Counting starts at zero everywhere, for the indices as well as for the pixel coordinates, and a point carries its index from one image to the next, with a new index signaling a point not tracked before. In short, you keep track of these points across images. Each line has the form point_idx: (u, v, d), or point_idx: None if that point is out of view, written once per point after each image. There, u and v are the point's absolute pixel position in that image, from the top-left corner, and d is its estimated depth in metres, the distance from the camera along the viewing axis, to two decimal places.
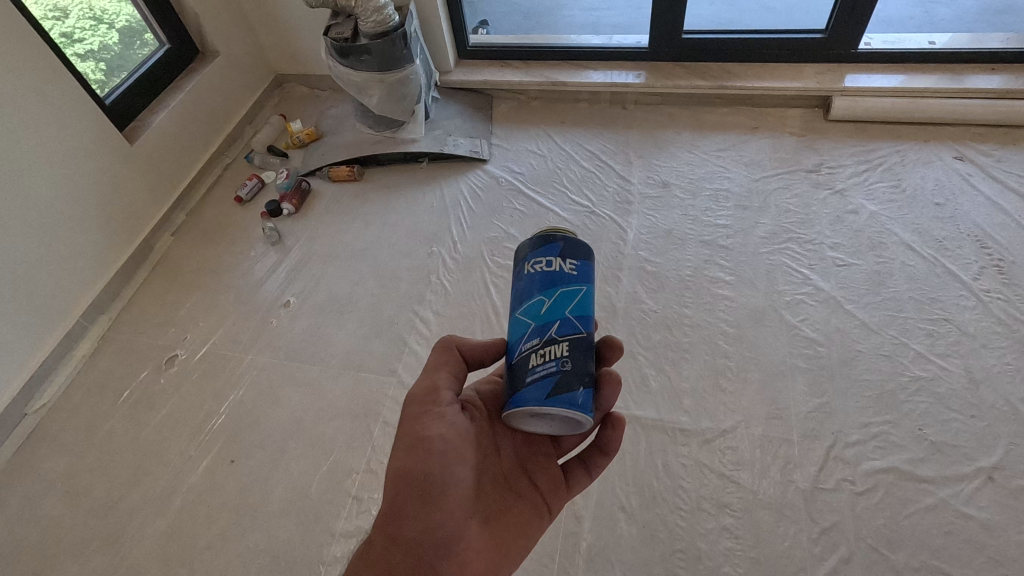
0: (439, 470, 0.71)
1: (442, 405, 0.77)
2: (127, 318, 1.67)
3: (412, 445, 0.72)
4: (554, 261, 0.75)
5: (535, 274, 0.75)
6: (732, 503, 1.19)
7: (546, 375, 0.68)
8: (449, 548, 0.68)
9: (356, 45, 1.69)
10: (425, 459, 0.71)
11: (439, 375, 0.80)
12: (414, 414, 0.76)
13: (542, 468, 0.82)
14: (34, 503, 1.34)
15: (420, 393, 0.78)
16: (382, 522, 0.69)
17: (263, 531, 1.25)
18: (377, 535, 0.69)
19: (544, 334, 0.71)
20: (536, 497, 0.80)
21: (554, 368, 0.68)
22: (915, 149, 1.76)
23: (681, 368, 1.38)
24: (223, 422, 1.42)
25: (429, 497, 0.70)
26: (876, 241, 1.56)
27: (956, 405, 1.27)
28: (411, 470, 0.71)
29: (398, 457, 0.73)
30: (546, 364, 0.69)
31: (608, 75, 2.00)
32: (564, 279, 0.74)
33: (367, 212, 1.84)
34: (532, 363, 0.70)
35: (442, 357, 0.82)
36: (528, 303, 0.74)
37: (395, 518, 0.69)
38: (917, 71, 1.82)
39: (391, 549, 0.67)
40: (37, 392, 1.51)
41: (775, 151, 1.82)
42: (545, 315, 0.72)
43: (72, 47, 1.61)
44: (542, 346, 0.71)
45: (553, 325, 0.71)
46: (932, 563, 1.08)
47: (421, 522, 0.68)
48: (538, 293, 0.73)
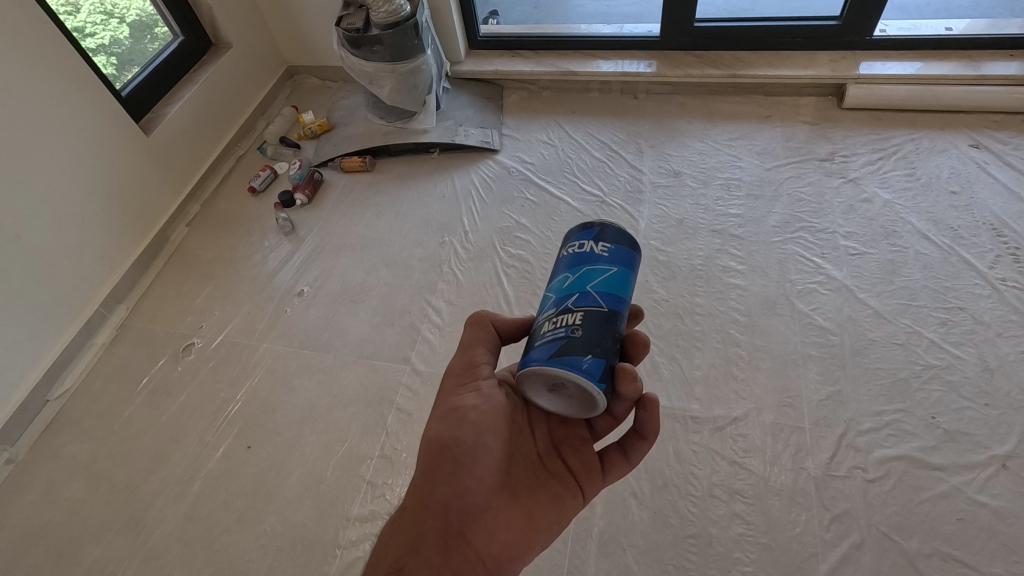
0: (471, 438, 0.75)
1: (478, 379, 0.80)
2: (145, 307, 1.70)
3: (447, 414, 0.77)
4: (588, 244, 0.77)
5: (567, 255, 0.78)
6: (743, 490, 1.19)
7: (553, 340, 0.70)
8: (475, 514, 0.72)
9: (367, 35, 1.69)
10: (459, 426, 0.76)
11: (476, 350, 0.82)
12: (451, 386, 0.80)
13: (576, 451, 0.82)
14: (58, 486, 1.37)
15: (458, 367, 0.81)
16: (416, 486, 0.74)
17: (280, 515, 1.28)
18: (411, 499, 0.73)
19: (562, 305, 0.73)
20: (569, 477, 0.80)
21: (562, 334, 0.70)
22: (931, 137, 1.75)
23: (693, 357, 1.38)
24: (240, 409, 1.45)
25: (459, 463, 0.74)
26: (890, 230, 1.55)
27: (970, 393, 1.26)
28: (444, 436, 0.75)
29: (433, 424, 0.77)
30: (555, 329, 0.71)
31: (619, 64, 1.99)
32: (594, 259, 0.75)
33: (379, 202, 1.86)
34: (544, 329, 0.73)
35: (477, 333, 0.84)
36: (556, 280, 0.77)
37: (426, 482, 0.73)
38: (933, 58, 1.79)
39: (422, 512, 0.71)
40: (58, 378, 1.54)
41: (788, 139, 1.81)
42: (566, 289, 0.74)
43: (85, 41, 1.63)
44: (556, 315, 0.73)
45: (571, 297, 0.73)
46: (945, 550, 1.09)
47: (451, 487, 0.72)
48: (567, 271, 0.76)
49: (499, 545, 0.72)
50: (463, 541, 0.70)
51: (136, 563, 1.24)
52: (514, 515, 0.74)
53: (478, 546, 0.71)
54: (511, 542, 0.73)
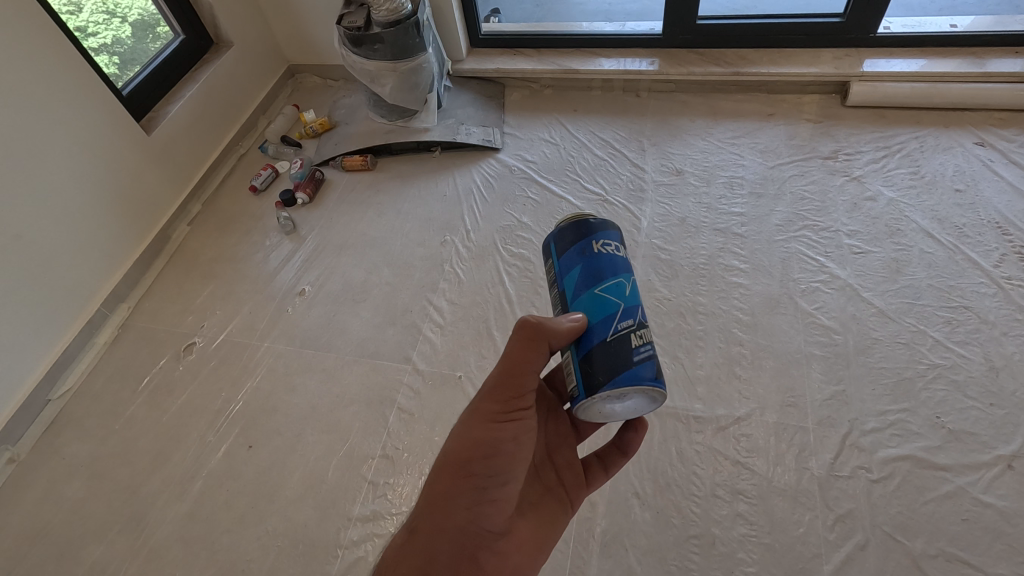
0: (500, 469, 0.73)
1: (519, 406, 0.76)
2: (146, 306, 1.70)
3: (480, 442, 0.73)
4: (619, 249, 0.76)
5: (609, 258, 0.75)
6: (746, 490, 1.19)
7: (650, 355, 0.70)
8: (492, 541, 0.72)
9: (368, 33, 1.69)
10: (492, 457, 0.73)
11: (529, 378, 0.76)
12: (489, 410, 0.75)
13: (569, 464, 0.86)
14: (59, 486, 1.37)
15: (499, 390, 0.76)
16: (432, 506, 0.71)
17: (282, 515, 1.27)
18: (423, 518, 0.71)
19: (636, 317, 0.72)
20: (562, 491, 0.84)
21: (653, 350, 0.71)
22: (935, 135, 1.73)
23: (696, 356, 1.38)
24: (241, 408, 1.44)
25: (483, 491, 0.72)
26: (894, 228, 1.54)
27: (975, 393, 1.25)
28: (474, 464, 0.73)
29: (461, 448, 0.74)
30: (647, 344, 0.70)
31: (621, 62, 1.98)
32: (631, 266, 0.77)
33: (380, 201, 1.85)
34: (634, 343, 0.69)
35: (529, 356, 0.74)
36: (609, 284, 0.73)
37: (444, 504, 0.71)
38: (938, 55, 1.78)
39: (437, 534, 0.70)
40: (60, 378, 1.54)
41: (792, 137, 1.80)
42: (630, 296, 0.73)
43: (87, 40, 1.63)
44: (638, 328, 0.71)
45: (641, 308, 0.73)
46: (950, 551, 1.08)
47: (470, 514, 0.71)
48: (620, 274, 0.74)
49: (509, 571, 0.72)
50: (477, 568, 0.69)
51: (137, 563, 1.24)
52: (523, 538, 0.75)
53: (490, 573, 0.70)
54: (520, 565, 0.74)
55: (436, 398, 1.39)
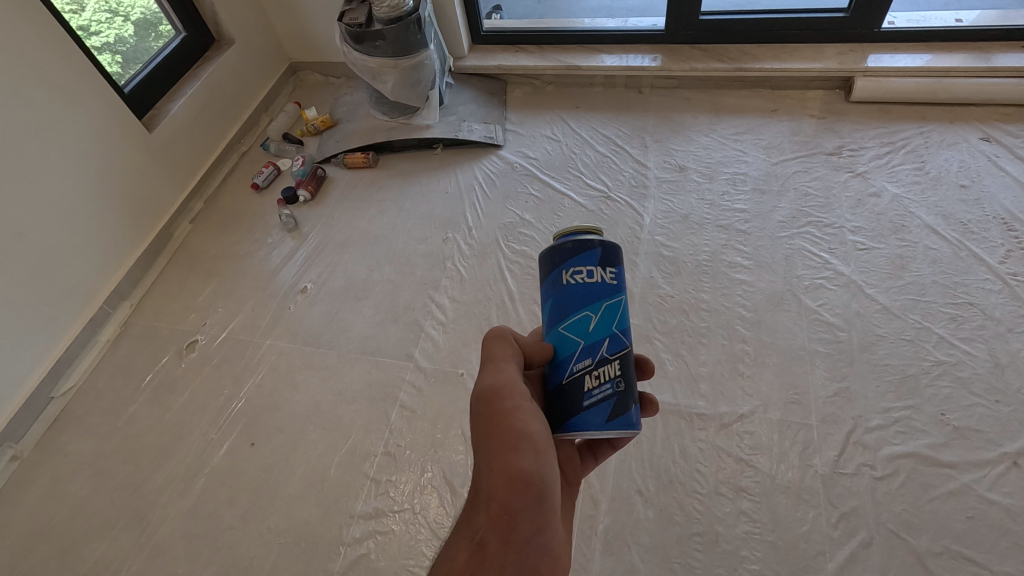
0: (548, 468, 0.65)
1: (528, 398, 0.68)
2: (148, 304, 1.71)
3: (516, 444, 0.64)
4: (594, 271, 0.71)
5: (577, 286, 0.71)
6: (750, 487, 1.18)
7: (603, 399, 0.67)
8: (552, 548, 0.66)
9: (370, 30, 1.68)
10: (535, 458, 0.64)
11: (509, 368, 0.70)
12: (507, 410, 0.66)
13: (569, 460, 0.81)
14: (63, 483, 1.37)
15: (503, 389, 0.67)
16: (493, 525, 0.63)
17: (283, 512, 1.27)
18: (490, 536, 0.63)
19: (595, 354, 0.69)
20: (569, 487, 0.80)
21: (610, 392, 0.67)
22: (940, 130, 1.72)
23: (699, 353, 1.37)
24: (243, 405, 1.45)
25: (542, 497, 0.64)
26: (899, 224, 1.53)
27: (980, 390, 1.24)
28: (525, 471, 0.63)
29: (502, 455, 0.64)
30: (601, 386, 0.68)
31: (624, 58, 1.97)
32: (608, 290, 0.71)
33: (382, 198, 1.85)
34: (587, 386, 0.68)
35: (504, 349, 0.71)
36: (573, 319, 0.71)
37: (508, 520, 0.63)
38: (943, 50, 1.77)
39: (505, 552, 0.62)
40: (63, 376, 1.55)
41: (795, 133, 1.79)
42: (593, 332, 0.70)
43: (89, 39, 1.63)
44: (595, 367, 0.68)
45: (603, 343, 0.69)
46: (955, 549, 1.07)
47: (534, 523, 0.64)
48: (586, 308, 0.70)
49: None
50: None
51: (140, 560, 1.24)
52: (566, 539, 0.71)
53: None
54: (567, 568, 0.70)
55: (439, 395, 1.39)
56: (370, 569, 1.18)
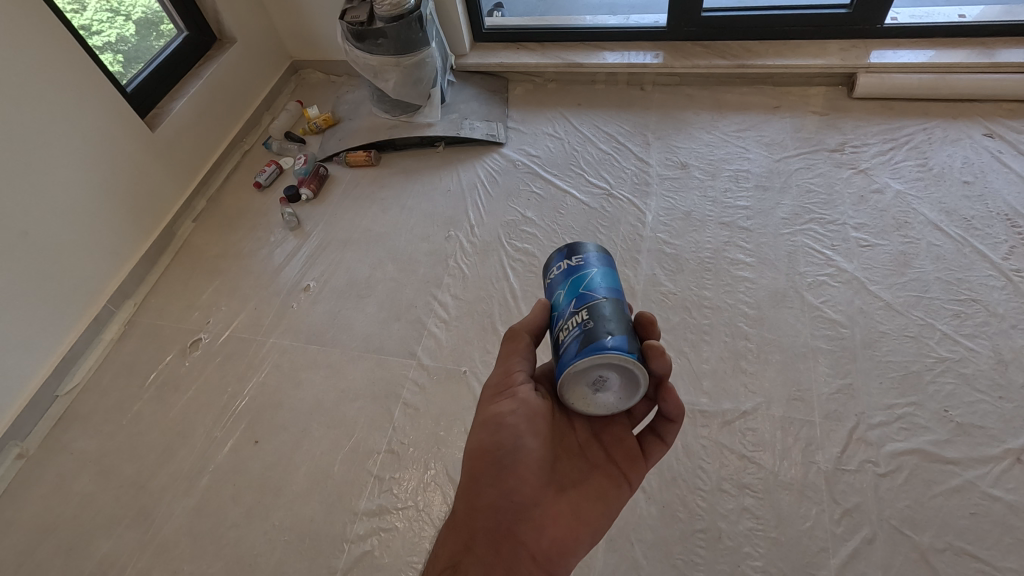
0: (511, 442, 0.75)
1: (515, 385, 0.78)
2: (152, 302, 1.71)
3: (485, 423, 0.76)
4: (560, 260, 0.80)
5: (549, 278, 0.80)
6: (753, 484, 1.18)
7: (573, 340, 0.70)
8: (523, 514, 0.74)
9: (371, 28, 1.68)
10: (495, 433, 0.75)
11: (511, 361, 0.80)
12: (490, 397, 0.79)
13: (617, 439, 0.82)
14: (68, 480, 1.38)
15: (495, 381, 0.80)
16: (462, 493, 0.76)
17: (288, 509, 1.28)
18: (460, 503, 0.76)
19: (565, 314, 0.74)
20: (610, 466, 0.81)
21: (577, 332, 0.70)
22: (943, 126, 1.72)
23: (701, 350, 1.37)
24: (247, 404, 1.45)
25: (503, 467, 0.74)
26: (902, 221, 1.53)
27: (983, 386, 1.24)
28: (486, 445, 0.75)
29: (473, 434, 0.77)
30: (570, 332, 0.71)
31: (626, 55, 1.97)
32: (573, 267, 0.77)
33: (384, 196, 1.85)
34: (561, 340, 0.73)
35: (510, 345, 0.81)
36: (552, 300, 0.78)
37: (472, 488, 0.75)
38: (947, 46, 1.76)
39: (472, 515, 0.74)
40: (68, 374, 1.55)
41: (798, 130, 1.78)
42: (562, 300, 0.76)
43: (91, 39, 1.63)
44: (566, 323, 0.73)
45: (571, 302, 0.74)
46: (958, 545, 1.07)
47: (497, 491, 0.74)
48: (556, 287, 0.78)
49: (547, 541, 0.74)
50: (514, 541, 0.72)
51: (145, 557, 1.25)
52: (562, 510, 0.76)
53: (529, 544, 0.73)
54: (560, 537, 0.75)
55: (441, 393, 1.39)
56: (374, 565, 1.18)
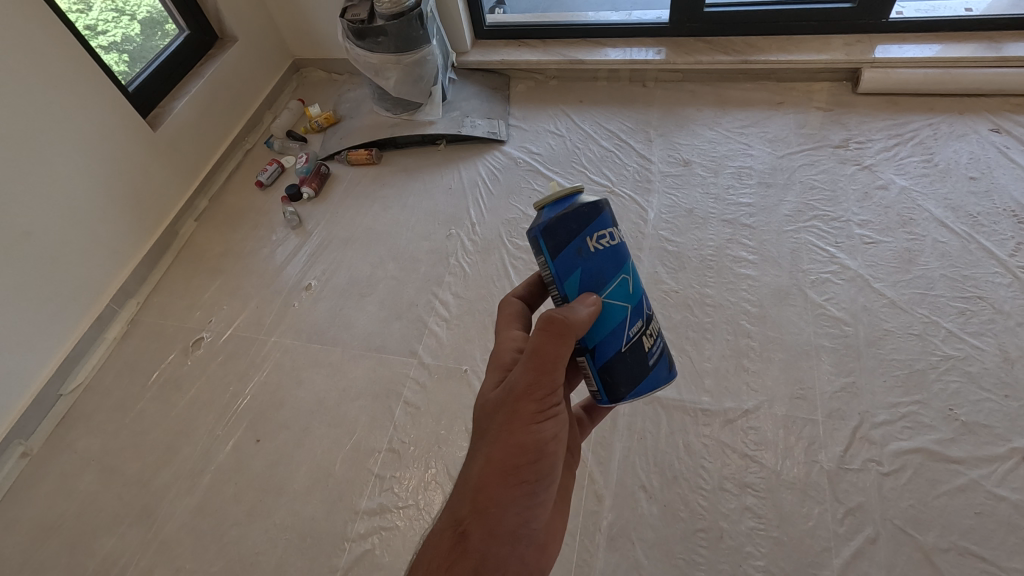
0: (547, 470, 0.72)
1: (555, 403, 0.73)
2: (155, 302, 1.72)
3: (526, 448, 0.71)
4: (612, 233, 0.73)
5: (605, 251, 0.71)
6: (755, 483, 1.17)
7: (660, 351, 0.80)
8: (535, 540, 0.72)
9: (372, 26, 1.68)
10: (535, 460, 0.71)
11: (558, 372, 0.72)
12: (531, 412, 0.71)
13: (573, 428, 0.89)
14: (72, 479, 1.39)
15: (537, 390, 0.71)
16: (479, 517, 0.68)
17: (289, 508, 1.28)
18: (474, 525, 0.68)
19: (642, 315, 0.77)
20: (571, 459, 0.88)
21: (660, 343, 0.80)
22: (949, 122, 1.70)
23: (703, 348, 1.36)
24: (248, 403, 1.45)
25: (533, 496, 0.71)
26: (906, 218, 1.51)
27: (989, 384, 1.23)
28: (520, 469, 0.70)
29: (505, 455, 0.70)
30: (654, 341, 0.79)
31: (628, 52, 1.95)
32: (624, 249, 0.74)
33: (385, 195, 1.85)
34: (647, 346, 0.77)
35: (560, 352, 0.70)
36: (613, 286, 0.73)
37: (495, 514, 0.69)
38: (953, 40, 1.74)
39: (489, 541, 0.68)
40: (71, 373, 1.56)
41: (801, 126, 1.77)
42: (633, 294, 0.75)
43: (96, 39, 1.64)
44: (645, 326, 0.77)
45: (644, 303, 0.77)
46: (962, 545, 1.06)
47: (520, 519, 0.70)
48: (622, 270, 0.73)
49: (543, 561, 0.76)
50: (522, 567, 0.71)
51: (148, 556, 1.25)
52: (557, 527, 0.79)
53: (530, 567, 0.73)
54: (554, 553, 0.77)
55: (442, 391, 1.39)
56: (375, 564, 1.19)
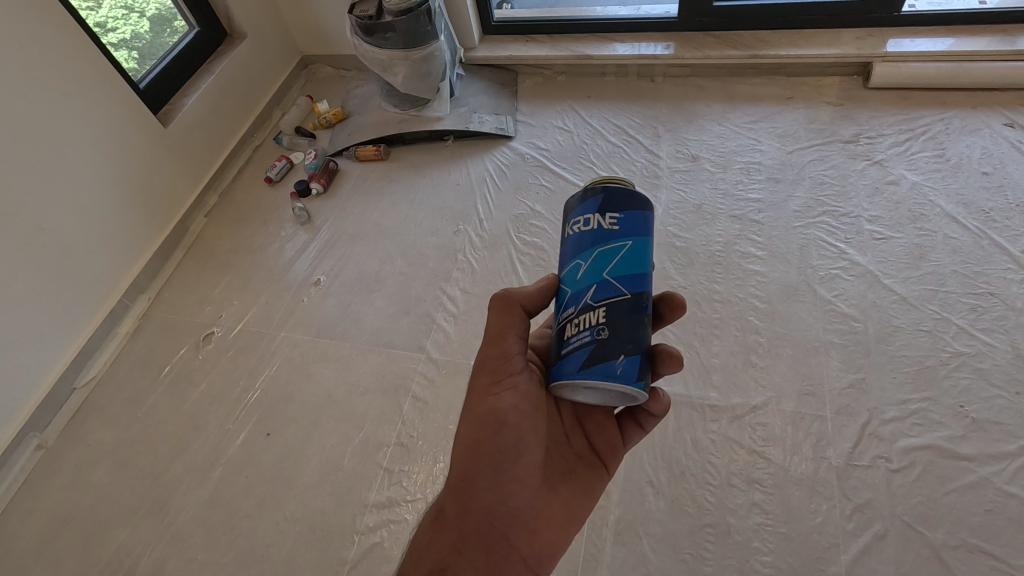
0: (512, 444, 0.73)
1: (512, 374, 0.75)
2: (166, 297, 1.74)
3: (484, 420, 0.73)
4: (591, 219, 0.72)
5: (573, 236, 0.74)
6: (763, 479, 1.17)
7: (581, 346, 0.69)
8: (517, 518, 0.75)
9: (380, 22, 1.68)
10: (496, 433, 0.72)
11: (507, 341, 0.76)
12: (484, 384, 0.75)
13: (599, 427, 0.85)
14: (85, 471, 1.41)
15: (490, 362, 0.76)
16: (454, 494, 0.75)
17: (299, 501, 1.29)
18: (449, 501, 0.76)
19: (580, 302, 0.71)
20: (593, 455, 0.83)
21: (588, 339, 0.68)
22: (961, 116, 1.68)
23: (711, 344, 1.36)
24: (259, 397, 1.47)
25: (501, 471, 0.73)
26: (918, 213, 1.50)
27: (1000, 381, 1.22)
28: (484, 445, 0.73)
29: (469, 431, 0.74)
30: (580, 333, 0.69)
31: (636, 47, 1.95)
32: (600, 236, 0.71)
33: (393, 191, 1.86)
34: (569, 334, 0.71)
35: (504, 319, 0.77)
36: (568, 268, 0.74)
37: (466, 491, 0.74)
38: (966, 33, 1.72)
39: (463, 517, 0.75)
40: (85, 367, 1.58)
41: (811, 121, 1.75)
42: (582, 280, 0.72)
43: (106, 36, 1.66)
44: (578, 315, 0.71)
45: (590, 292, 0.70)
46: (972, 542, 1.06)
47: (494, 496, 0.74)
48: (577, 256, 0.73)
49: (540, 544, 0.76)
50: (506, 544, 0.75)
51: (160, 547, 1.27)
52: (555, 511, 0.77)
53: (521, 547, 0.75)
54: (552, 538, 0.77)
55: (450, 386, 1.40)
56: (384, 557, 1.20)
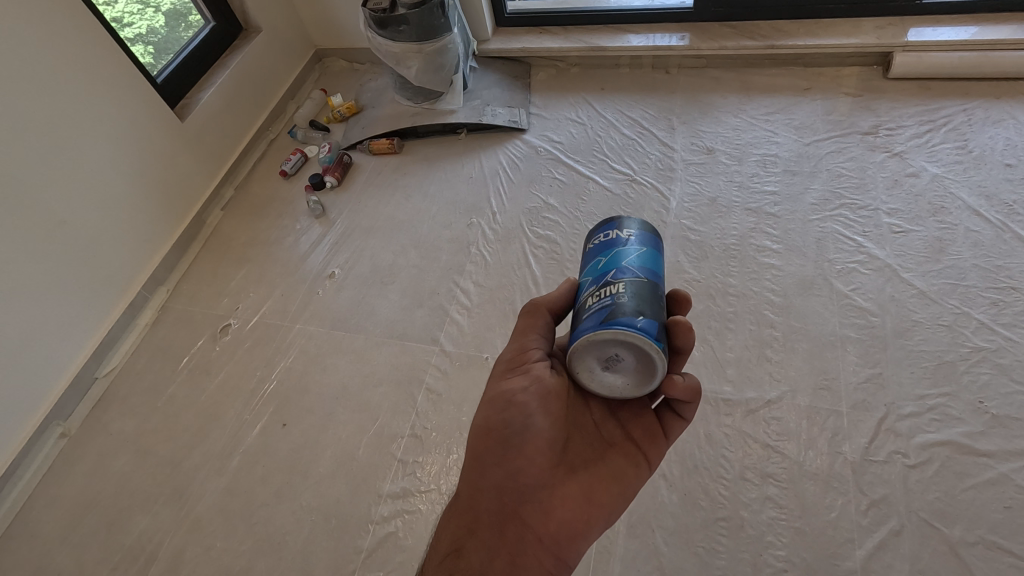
0: (520, 420, 0.76)
1: (528, 362, 0.79)
2: (184, 289, 1.76)
3: (495, 401, 0.78)
4: (612, 231, 0.79)
5: (594, 245, 0.80)
6: (777, 473, 1.17)
7: (602, 307, 0.70)
8: (530, 496, 0.75)
9: (393, 15, 1.68)
10: (504, 411, 0.77)
11: (526, 336, 0.82)
12: (502, 371, 0.81)
13: (636, 416, 0.81)
14: (107, 459, 1.44)
15: (510, 355, 0.82)
16: (469, 475, 0.78)
17: (315, 490, 1.31)
18: (466, 484, 0.79)
19: (601, 282, 0.74)
20: (629, 445, 0.80)
21: (609, 302, 0.70)
22: (984, 107, 1.64)
23: (725, 338, 1.35)
24: (275, 387, 1.49)
25: (509, 448, 0.76)
26: (938, 207, 1.47)
27: (1021, 377, 1.20)
28: (493, 423, 0.77)
29: (483, 414, 0.79)
30: (602, 299, 0.71)
31: (651, 38, 1.93)
32: (620, 240, 0.77)
33: (406, 184, 1.86)
34: (589, 304, 0.73)
35: (529, 318, 0.83)
36: (589, 266, 0.79)
37: (478, 469, 0.77)
38: (991, 22, 1.68)
39: (476, 496, 0.77)
40: (105, 357, 1.62)
41: (829, 113, 1.73)
42: (603, 269, 0.75)
43: (123, 31, 1.68)
44: (598, 290, 0.73)
45: (609, 273, 0.74)
46: (990, 539, 1.05)
47: (503, 472, 0.76)
48: (598, 254, 0.78)
49: (556, 525, 0.75)
50: (519, 523, 0.75)
51: (181, 534, 1.30)
52: (572, 492, 0.76)
53: (535, 527, 0.75)
54: (568, 519, 0.75)
55: (463, 378, 1.41)
56: (398, 546, 1.21)
